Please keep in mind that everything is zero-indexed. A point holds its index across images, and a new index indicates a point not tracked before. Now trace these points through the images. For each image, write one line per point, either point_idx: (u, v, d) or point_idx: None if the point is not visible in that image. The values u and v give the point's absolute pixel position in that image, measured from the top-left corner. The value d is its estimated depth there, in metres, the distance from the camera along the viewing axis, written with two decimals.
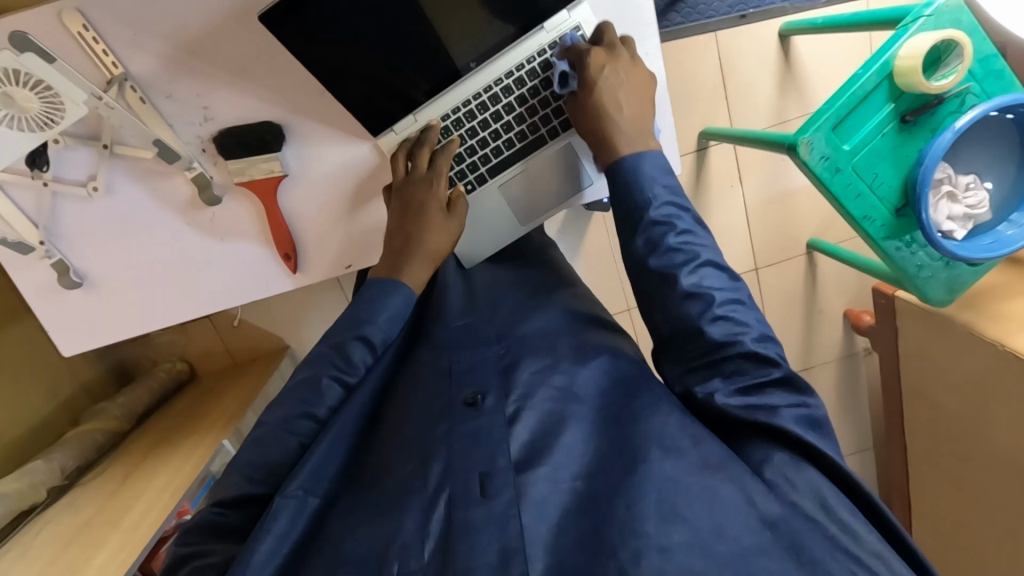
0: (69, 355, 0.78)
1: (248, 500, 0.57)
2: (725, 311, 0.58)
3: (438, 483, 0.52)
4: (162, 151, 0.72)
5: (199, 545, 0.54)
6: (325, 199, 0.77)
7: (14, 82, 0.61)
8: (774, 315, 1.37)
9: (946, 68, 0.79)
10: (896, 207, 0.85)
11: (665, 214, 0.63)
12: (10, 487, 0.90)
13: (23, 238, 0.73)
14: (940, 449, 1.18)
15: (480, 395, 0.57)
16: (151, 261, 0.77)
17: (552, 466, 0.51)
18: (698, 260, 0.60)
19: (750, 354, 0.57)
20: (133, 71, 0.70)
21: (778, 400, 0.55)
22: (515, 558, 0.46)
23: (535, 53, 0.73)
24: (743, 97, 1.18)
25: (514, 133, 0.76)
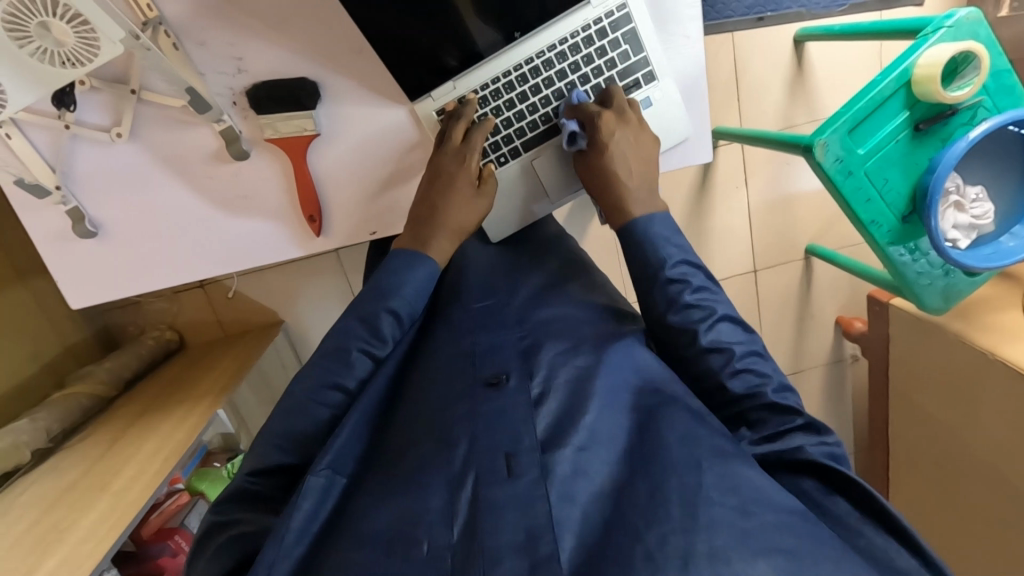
0: (75, 308, 0.76)
1: (275, 469, 0.57)
2: (745, 363, 0.59)
3: (464, 460, 0.52)
4: (195, 100, 0.69)
5: (237, 513, 0.55)
6: (352, 164, 0.75)
7: (51, 13, 0.57)
8: (769, 317, 1.39)
9: (963, 79, 0.81)
10: (902, 213, 0.87)
11: (680, 271, 0.63)
12: None
13: (39, 180, 0.70)
14: (922, 457, 1.22)
15: (502, 376, 0.58)
16: (165, 215, 0.75)
17: (576, 446, 0.52)
18: (714, 316, 0.61)
19: (772, 404, 0.58)
20: (167, 15, 0.69)
21: (803, 441, 0.56)
22: (543, 538, 0.46)
23: (580, 28, 0.73)
24: (754, 99, 1.19)
25: (551, 107, 0.75)
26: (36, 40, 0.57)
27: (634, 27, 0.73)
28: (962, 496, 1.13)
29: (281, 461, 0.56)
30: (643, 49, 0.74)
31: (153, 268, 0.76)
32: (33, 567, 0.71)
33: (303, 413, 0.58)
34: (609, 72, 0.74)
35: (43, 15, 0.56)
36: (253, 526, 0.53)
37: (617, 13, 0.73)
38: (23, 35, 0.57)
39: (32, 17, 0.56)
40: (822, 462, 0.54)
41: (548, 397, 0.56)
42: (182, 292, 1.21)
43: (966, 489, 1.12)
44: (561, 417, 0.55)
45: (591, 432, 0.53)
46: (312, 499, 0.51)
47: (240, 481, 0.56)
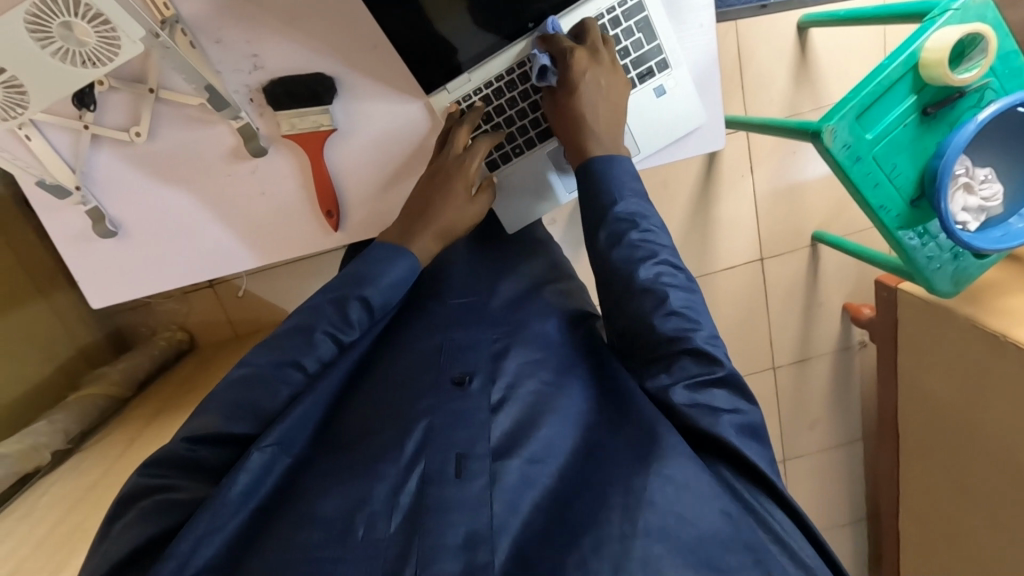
0: (98, 308, 0.77)
1: (222, 440, 0.57)
2: (679, 308, 0.60)
3: (414, 454, 0.53)
4: (212, 97, 0.69)
5: (166, 478, 0.55)
6: (371, 159, 0.76)
7: (74, 13, 0.55)
8: (776, 306, 1.40)
9: (970, 62, 0.81)
10: (911, 197, 0.88)
11: (630, 210, 0.66)
12: (12, 449, 0.87)
13: (60, 181, 0.71)
14: (933, 442, 1.22)
15: (467, 375, 0.59)
16: (185, 213, 0.75)
17: (526, 458, 0.53)
18: (655, 258, 0.63)
19: (696, 351, 0.58)
20: (185, 15, 0.69)
21: (720, 399, 0.57)
22: (482, 544, 0.48)
23: (592, 18, 0.73)
24: (759, 87, 1.19)
25: None
26: (58, 40, 0.56)
27: (646, 15, 0.73)
28: (975, 479, 1.13)
29: (226, 433, 0.56)
30: (655, 38, 0.74)
31: (172, 265, 0.76)
32: (55, 568, 0.71)
33: (267, 390, 0.58)
34: (623, 61, 0.75)
35: (66, 15, 0.55)
36: (184, 496, 0.54)
37: (630, 3, 0.73)
38: (46, 36, 0.55)
39: (54, 18, 0.55)
40: (727, 437, 0.54)
41: (510, 402, 0.57)
42: (190, 292, 1.22)
43: (980, 471, 1.12)
44: (517, 426, 0.55)
45: (546, 443, 0.55)
46: (252, 474, 0.53)
47: (178, 447, 0.56)
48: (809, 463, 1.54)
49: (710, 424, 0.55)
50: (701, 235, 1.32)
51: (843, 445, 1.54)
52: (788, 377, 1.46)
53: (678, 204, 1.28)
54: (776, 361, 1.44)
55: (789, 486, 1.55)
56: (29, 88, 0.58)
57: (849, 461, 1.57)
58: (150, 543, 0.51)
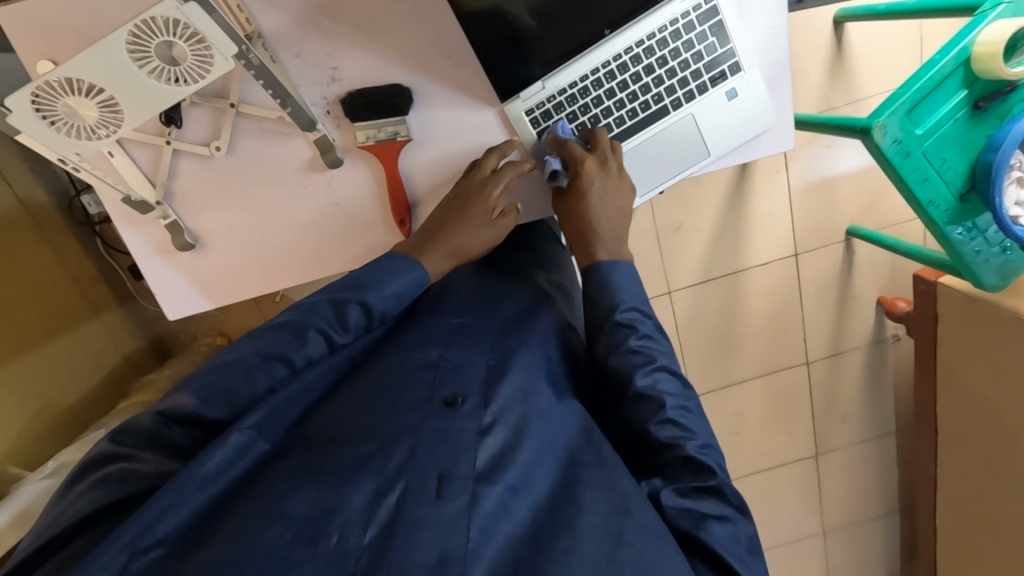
0: (174, 319, 0.78)
1: (197, 421, 0.57)
2: (674, 415, 0.59)
3: (397, 467, 0.52)
4: (293, 112, 0.70)
5: (130, 449, 0.55)
6: (445, 168, 0.76)
7: (173, 33, 0.56)
8: (810, 302, 1.39)
9: (1023, 54, 0.80)
10: (960, 192, 0.87)
11: (629, 316, 0.65)
12: (74, 456, 0.91)
13: (142, 196, 0.72)
14: (971, 432, 1.22)
15: (459, 396, 0.60)
16: (252, 224, 0.75)
17: (507, 486, 0.54)
18: (653, 364, 0.62)
19: (688, 460, 0.57)
20: (264, 29, 0.70)
21: (708, 511, 0.56)
22: (453, 567, 0.46)
23: (667, 23, 0.73)
24: (793, 82, 1.19)
25: (638, 103, 0.75)
26: (155, 59, 0.57)
27: (720, 19, 0.73)
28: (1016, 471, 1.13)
29: (202, 414, 0.56)
30: (728, 41, 0.74)
31: (243, 275, 0.77)
32: None
33: (247, 376, 0.59)
34: (695, 64, 0.74)
35: (167, 36, 0.56)
36: (149, 467, 0.53)
37: (704, 7, 0.73)
38: (144, 56, 0.56)
39: (154, 37, 0.56)
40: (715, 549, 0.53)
41: (497, 428, 0.58)
42: None
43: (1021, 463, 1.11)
44: (503, 448, 0.57)
45: (522, 475, 0.55)
46: (227, 454, 0.52)
47: (152, 421, 0.56)
48: (841, 456, 1.54)
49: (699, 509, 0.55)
50: (734, 231, 1.32)
51: (877, 438, 1.54)
52: (822, 372, 1.46)
53: (711, 201, 1.29)
54: (810, 356, 1.44)
55: (822, 479, 1.55)
56: (124, 106, 0.58)
57: (882, 454, 1.56)
58: (104, 512, 0.50)
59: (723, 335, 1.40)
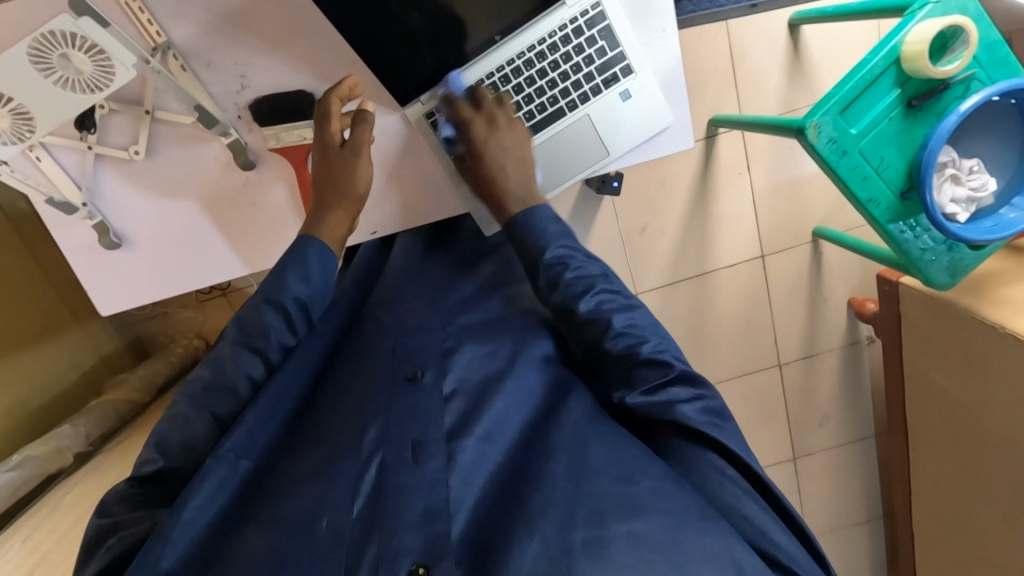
0: (108, 315, 0.81)
1: (169, 475, 0.60)
2: (623, 327, 0.63)
3: (372, 445, 0.57)
4: (202, 117, 0.72)
5: (120, 516, 0.57)
6: None
7: (71, 45, 0.60)
8: (780, 303, 1.39)
9: (953, 53, 0.81)
10: (901, 190, 0.88)
11: (558, 254, 0.68)
12: (38, 450, 0.93)
13: (67, 198, 0.74)
14: (940, 433, 1.20)
15: (420, 370, 0.62)
16: (179, 223, 0.78)
17: (479, 437, 0.57)
18: (594, 288, 0.65)
19: (648, 361, 0.61)
20: (176, 40, 0.72)
21: (678, 397, 0.60)
22: (439, 517, 0.52)
23: (557, 28, 0.75)
24: (752, 84, 1.19)
25: (535, 105, 0.78)
26: (58, 69, 0.60)
27: (609, 24, 0.75)
28: (984, 472, 1.11)
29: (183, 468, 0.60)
30: (618, 44, 0.75)
31: (188, 271, 0.80)
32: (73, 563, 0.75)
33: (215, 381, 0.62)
34: (587, 68, 0.76)
35: (64, 46, 0.59)
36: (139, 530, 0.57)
37: (591, 12, 0.74)
38: (47, 66, 0.59)
39: (54, 49, 0.59)
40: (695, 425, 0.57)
41: (458, 396, 0.61)
42: (205, 301, 1.29)
43: (988, 464, 1.09)
44: (467, 410, 0.59)
45: (495, 424, 0.59)
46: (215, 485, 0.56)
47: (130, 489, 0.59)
48: (819, 461, 1.51)
49: (672, 415, 0.59)
50: (701, 232, 1.33)
51: (856, 441, 1.51)
52: (795, 374, 1.45)
53: (674, 204, 1.30)
54: (782, 358, 1.43)
55: (801, 485, 1.52)
56: (35, 112, 0.61)
57: (863, 458, 1.53)
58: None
59: (693, 337, 1.40)
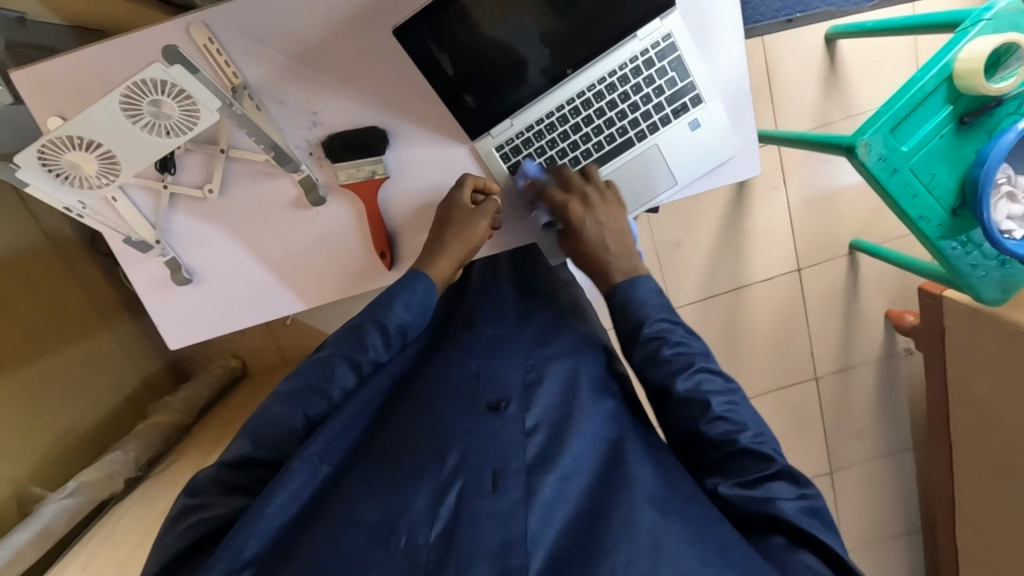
0: (174, 348, 0.82)
1: (251, 464, 0.60)
2: (722, 411, 0.60)
3: (453, 470, 0.55)
4: (276, 155, 0.73)
5: (205, 498, 0.59)
6: (422, 204, 0.79)
7: (161, 91, 0.59)
8: (816, 316, 1.38)
9: (1006, 70, 0.80)
10: (952, 207, 0.87)
11: (657, 329, 0.67)
12: (91, 477, 0.95)
13: (142, 236, 0.76)
14: (982, 447, 1.19)
15: (502, 400, 0.61)
16: (246, 257, 0.79)
17: (560, 475, 0.56)
18: (693, 367, 0.63)
19: (748, 450, 0.58)
20: (250, 80, 0.73)
21: (780, 493, 0.56)
22: (516, 550, 0.49)
23: (627, 62, 0.74)
24: (789, 99, 1.19)
25: (603, 136, 0.77)
26: (145, 114, 0.60)
27: (679, 55, 0.74)
28: None
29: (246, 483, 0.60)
30: (689, 74, 0.75)
31: (252, 304, 0.81)
32: None
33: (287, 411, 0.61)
34: (658, 98, 0.75)
35: (155, 93, 0.59)
36: (221, 511, 0.57)
37: (662, 44, 0.73)
38: (135, 111, 0.59)
39: (145, 97, 0.59)
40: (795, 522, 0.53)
41: (540, 430, 0.60)
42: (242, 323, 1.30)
43: None
44: (547, 448, 0.58)
45: (575, 462, 0.57)
46: (289, 492, 0.54)
47: (214, 472, 0.60)
48: (856, 474, 1.49)
49: (771, 512, 0.54)
50: (736, 247, 1.33)
51: (893, 454, 1.49)
52: (832, 388, 1.44)
53: (710, 219, 1.30)
54: (818, 372, 1.42)
55: (838, 499, 1.50)
56: (122, 159, 0.63)
57: (900, 472, 1.51)
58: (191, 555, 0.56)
59: (729, 352, 1.39)
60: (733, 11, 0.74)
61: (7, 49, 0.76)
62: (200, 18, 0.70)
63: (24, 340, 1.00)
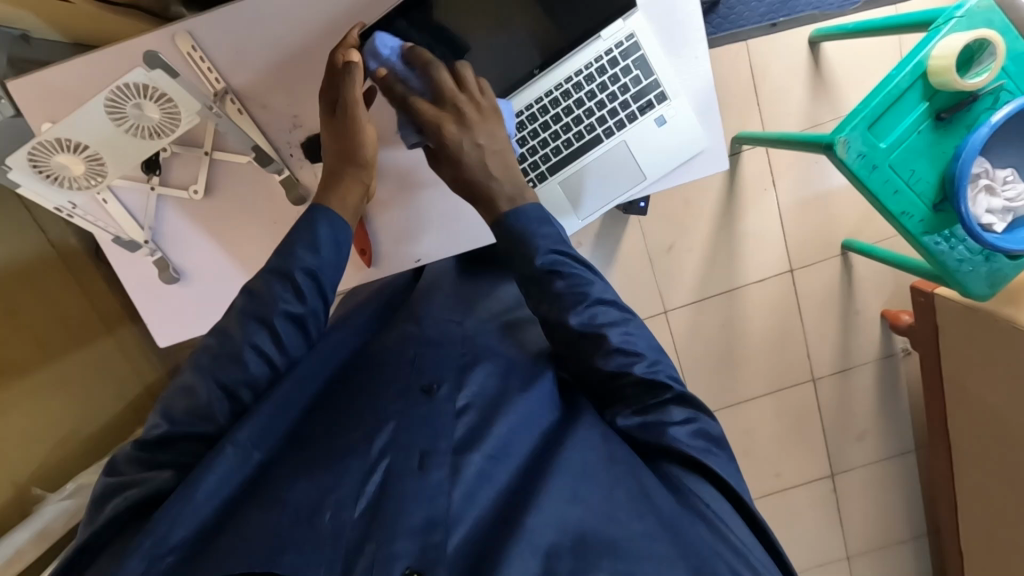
0: (164, 346, 0.85)
1: (169, 440, 0.57)
2: (622, 342, 0.62)
3: (380, 451, 0.55)
4: (258, 156, 0.76)
5: (127, 477, 0.56)
6: (394, 201, 0.81)
7: (143, 95, 0.63)
8: (811, 316, 1.38)
9: (980, 65, 0.82)
10: (934, 202, 0.87)
11: (551, 261, 0.64)
12: (92, 479, 0.97)
13: (131, 236, 0.78)
14: (984, 446, 1.17)
15: (435, 384, 0.60)
16: (233, 256, 0.82)
17: (485, 453, 0.55)
18: (591, 299, 0.64)
19: (642, 381, 0.61)
20: (234, 85, 0.75)
21: (671, 416, 0.61)
22: (438, 527, 0.50)
23: (592, 61, 0.77)
24: (776, 100, 1.20)
25: (572, 133, 0.80)
26: (129, 117, 0.64)
27: (643, 53, 0.76)
28: None
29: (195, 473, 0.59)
30: (653, 72, 0.77)
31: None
32: None
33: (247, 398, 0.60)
34: (623, 96, 0.78)
35: (137, 97, 0.63)
36: (141, 490, 0.54)
37: (626, 43, 0.76)
38: (120, 116, 0.63)
39: (127, 100, 0.63)
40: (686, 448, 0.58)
41: (470, 409, 0.59)
42: None
43: None
44: (476, 427, 0.58)
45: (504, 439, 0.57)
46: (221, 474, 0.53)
47: (135, 451, 0.57)
48: (859, 477, 1.47)
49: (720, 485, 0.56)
50: (727, 248, 1.33)
51: (896, 457, 1.47)
52: (830, 390, 1.43)
53: (701, 220, 1.32)
54: (816, 373, 1.42)
55: (841, 503, 1.47)
56: (108, 162, 0.67)
57: (904, 474, 1.48)
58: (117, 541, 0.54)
59: (724, 354, 1.39)
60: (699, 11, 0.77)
61: (8, 63, 0.80)
62: (184, 27, 0.72)
63: (26, 348, 1.03)
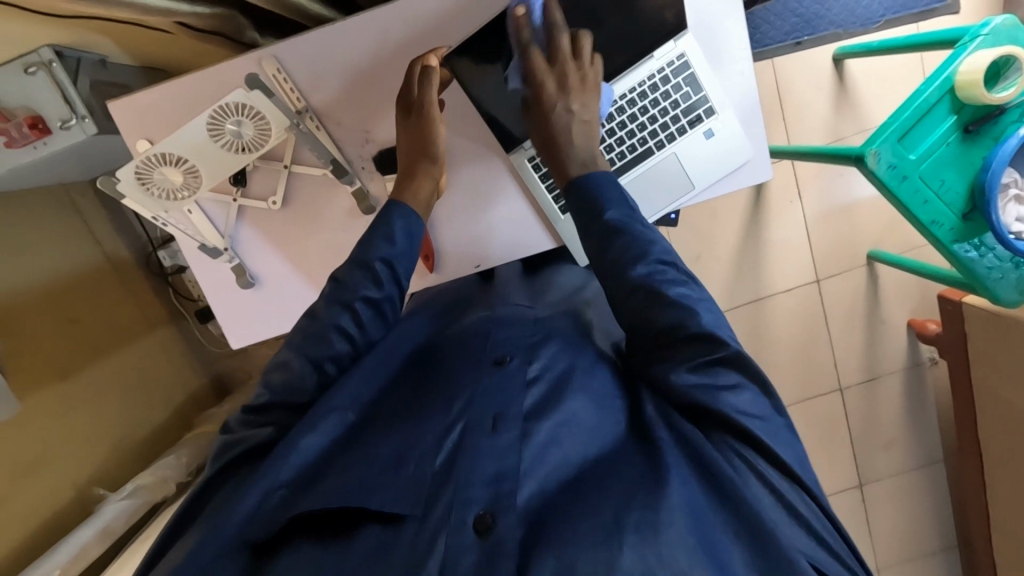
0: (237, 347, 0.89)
1: (271, 406, 0.62)
2: (679, 295, 0.60)
3: (458, 414, 0.59)
4: (334, 168, 0.81)
5: (238, 433, 0.61)
6: (453, 208, 0.85)
7: (242, 114, 0.72)
8: (837, 325, 1.40)
9: (1006, 81, 0.85)
10: (964, 211, 0.90)
11: (619, 218, 0.66)
12: (146, 480, 1.01)
13: (213, 243, 0.84)
14: (1013, 452, 1.18)
15: (508, 356, 0.64)
16: (305, 263, 0.86)
17: (555, 422, 0.58)
18: (652, 255, 0.63)
19: (703, 336, 0.57)
20: (313, 104, 0.81)
21: (725, 381, 0.56)
22: (508, 480, 0.52)
23: (645, 78, 0.81)
24: (801, 115, 1.25)
25: (625, 146, 0.83)
26: (226, 134, 0.72)
27: (692, 71, 0.80)
28: None
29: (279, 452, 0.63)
30: (701, 89, 0.81)
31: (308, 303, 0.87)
32: None
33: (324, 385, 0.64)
34: (673, 111, 0.81)
35: (237, 116, 0.71)
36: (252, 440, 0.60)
37: (677, 62, 0.80)
38: (218, 131, 0.71)
39: (228, 118, 0.71)
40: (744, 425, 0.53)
41: (542, 381, 0.62)
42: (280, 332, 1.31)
43: None
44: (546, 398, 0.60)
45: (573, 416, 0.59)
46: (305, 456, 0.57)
47: (243, 415, 0.62)
48: (887, 487, 1.47)
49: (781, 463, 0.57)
50: (755, 258, 1.37)
51: (923, 467, 1.47)
52: (857, 400, 1.44)
53: (727, 231, 1.36)
54: (843, 382, 1.43)
55: (869, 512, 1.47)
56: (203, 171, 0.73)
57: (933, 485, 1.48)
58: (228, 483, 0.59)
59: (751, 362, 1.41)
60: (740, 30, 0.80)
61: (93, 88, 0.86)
62: (270, 52, 0.78)
63: (78, 352, 1.07)
